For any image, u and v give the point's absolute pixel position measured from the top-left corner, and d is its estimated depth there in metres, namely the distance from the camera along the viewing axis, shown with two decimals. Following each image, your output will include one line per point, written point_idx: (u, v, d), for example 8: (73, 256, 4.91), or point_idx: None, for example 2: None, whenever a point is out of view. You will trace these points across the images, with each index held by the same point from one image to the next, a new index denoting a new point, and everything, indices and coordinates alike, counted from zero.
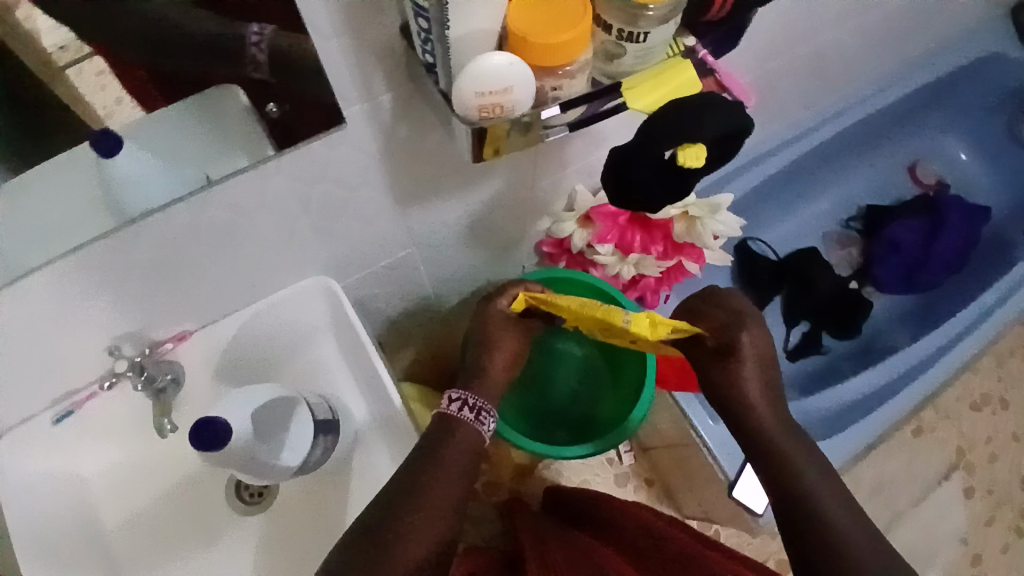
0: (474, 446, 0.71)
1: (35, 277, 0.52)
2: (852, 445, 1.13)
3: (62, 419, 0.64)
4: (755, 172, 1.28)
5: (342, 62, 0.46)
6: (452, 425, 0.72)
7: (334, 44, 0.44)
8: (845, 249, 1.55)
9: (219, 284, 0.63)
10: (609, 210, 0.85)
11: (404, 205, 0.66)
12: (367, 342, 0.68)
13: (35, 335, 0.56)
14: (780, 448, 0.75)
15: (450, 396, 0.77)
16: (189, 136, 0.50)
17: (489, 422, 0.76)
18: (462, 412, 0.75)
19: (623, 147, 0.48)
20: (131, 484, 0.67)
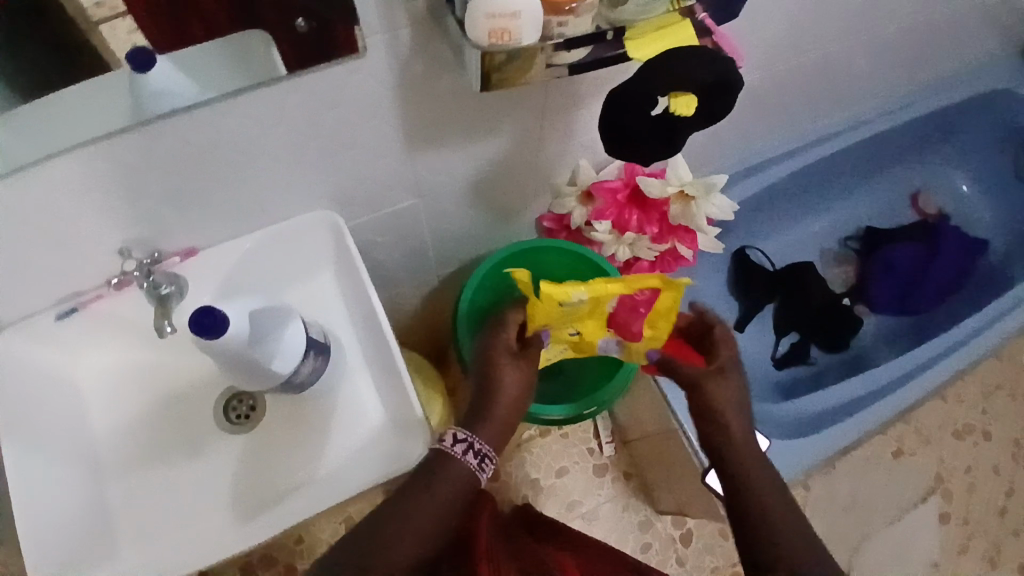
0: (467, 488, 0.67)
1: (60, 160, 0.54)
2: (800, 460, 1.13)
3: (67, 316, 0.67)
4: (759, 178, 1.31)
5: None
6: (448, 464, 0.67)
7: None
8: (842, 268, 1.58)
9: (229, 200, 0.66)
10: (609, 186, 0.89)
11: (415, 149, 0.71)
12: (364, 278, 0.72)
13: (54, 219, 0.59)
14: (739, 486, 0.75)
15: (453, 433, 0.70)
16: (222, 64, 0.54)
17: (489, 470, 0.71)
18: (465, 455, 0.69)
19: (616, 95, 0.51)
20: (124, 388, 0.72)
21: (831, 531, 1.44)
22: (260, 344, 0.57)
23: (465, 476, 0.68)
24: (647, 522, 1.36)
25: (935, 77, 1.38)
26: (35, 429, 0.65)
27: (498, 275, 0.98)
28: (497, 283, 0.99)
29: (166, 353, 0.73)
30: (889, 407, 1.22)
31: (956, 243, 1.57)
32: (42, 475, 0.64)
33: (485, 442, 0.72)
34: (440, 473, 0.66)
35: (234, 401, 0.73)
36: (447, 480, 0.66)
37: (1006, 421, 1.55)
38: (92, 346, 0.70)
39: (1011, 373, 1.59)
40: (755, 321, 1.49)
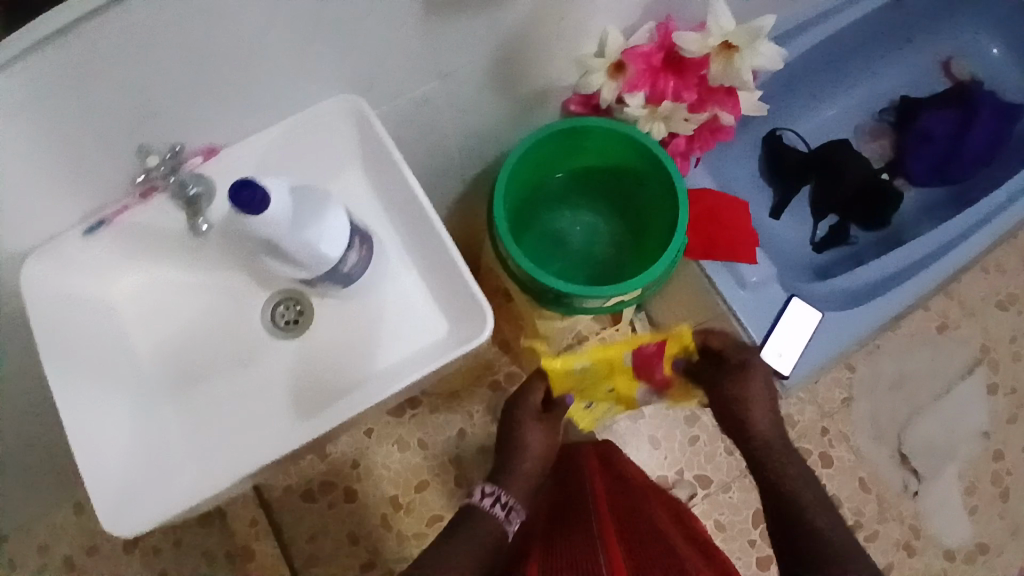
0: (496, 533, 0.82)
1: (54, 45, 0.48)
2: (857, 327, 1.08)
3: (95, 230, 0.63)
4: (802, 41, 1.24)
5: None
6: (478, 514, 0.85)
7: None
8: (877, 141, 1.49)
9: (244, 91, 0.61)
10: (642, 52, 0.83)
11: (433, 18, 0.65)
12: (398, 165, 0.67)
13: (58, 123, 0.54)
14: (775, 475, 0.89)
15: (483, 489, 0.89)
16: None
17: (515, 522, 0.87)
18: (493, 507, 0.87)
19: None
20: (164, 304, 0.70)
21: (879, 412, 1.44)
22: (304, 227, 0.54)
23: (496, 527, 0.83)
24: (694, 417, 1.36)
25: None
26: (82, 351, 0.64)
27: (530, 166, 0.93)
28: (528, 175, 0.94)
29: (201, 266, 0.70)
30: (937, 272, 1.18)
31: (991, 110, 1.47)
32: (94, 394, 0.63)
33: (511, 496, 0.91)
34: (469, 521, 0.82)
35: (281, 307, 0.71)
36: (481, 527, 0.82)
37: None
38: (124, 265, 0.68)
39: None
40: (791, 206, 1.42)
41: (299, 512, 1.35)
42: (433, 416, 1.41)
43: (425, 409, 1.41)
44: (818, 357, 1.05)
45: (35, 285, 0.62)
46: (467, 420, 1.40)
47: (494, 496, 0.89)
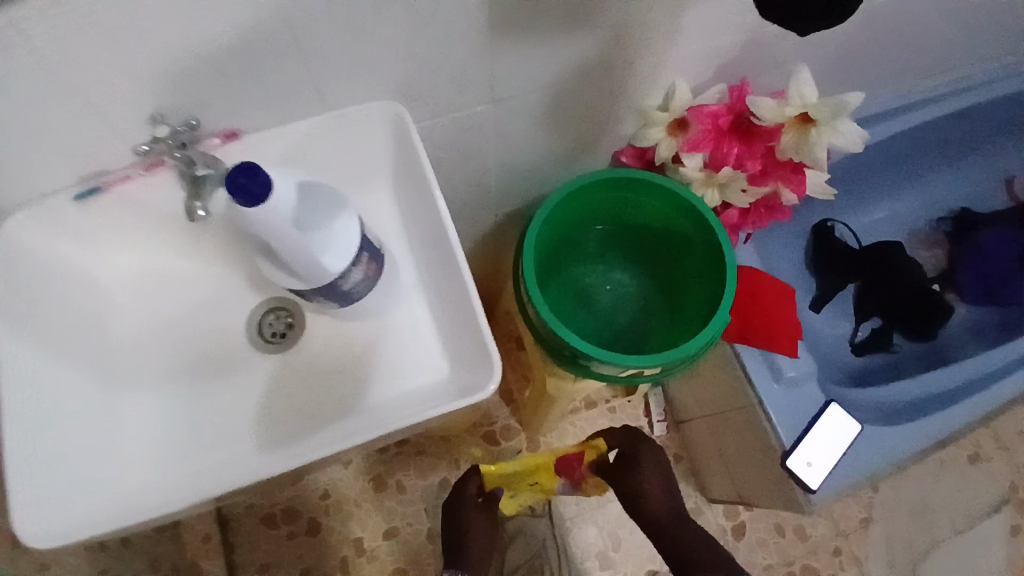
0: None
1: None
2: (891, 451, 0.96)
3: (87, 198, 0.57)
4: (882, 127, 1.20)
5: None
6: None
7: None
8: (931, 251, 1.44)
9: (280, 77, 0.56)
10: (710, 111, 0.76)
11: (495, 33, 0.59)
12: (432, 183, 0.60)
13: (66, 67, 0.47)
14: None
15: None
16: None
17: None
18: None
19: None
20: (151, 292, 0.64)
21: (895, 539, 1.30)
22: (310, 231, 0.47)
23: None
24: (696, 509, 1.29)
25: None
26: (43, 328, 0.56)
27: (571, 213, 0.87)
28: (566, 222, 0.87)
29: (198, 256, 0.64)
30: (997, 396, 1.05)
31: None
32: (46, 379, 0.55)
33: None
34: None
35: (268, 318, 0.63)
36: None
37: None
38: (118, 245, 0.62)
39: None
40: (832, 302, 1.36)
41: (256, 536, 1.24)
42: (417, 458, 1.31)
43: (411, 450, 1.31)
44: (851, 474, 0.93)
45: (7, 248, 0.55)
46: (453, 468, 1.30)
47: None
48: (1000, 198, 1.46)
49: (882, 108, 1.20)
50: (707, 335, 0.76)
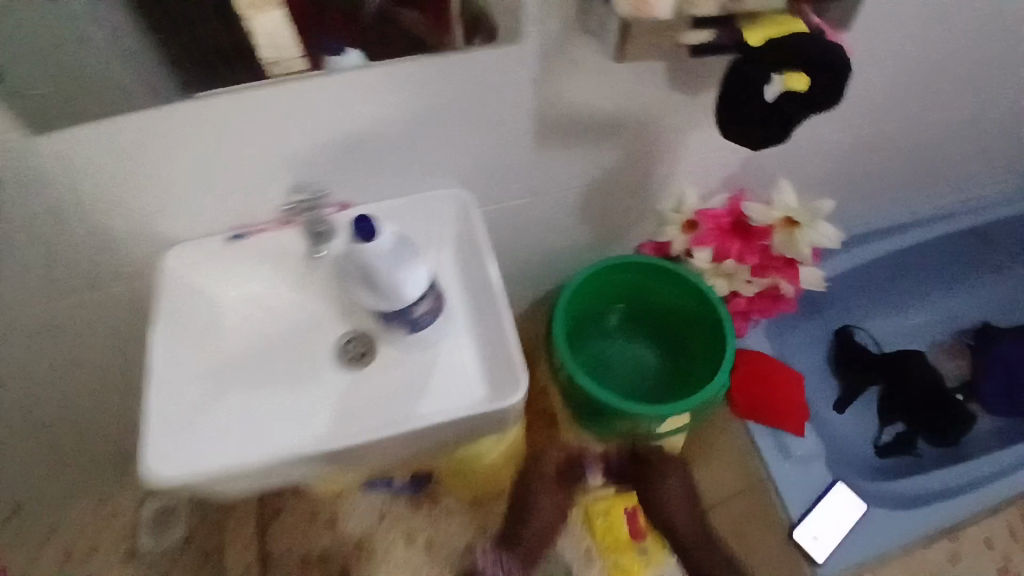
0: None
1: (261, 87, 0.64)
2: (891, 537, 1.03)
3: (234, 240, 0.78)
4: (896, 240, 1.35)
5: None
6: None
7: None
8: (955, 361, 1.50)
9: (386, 166, 0.77)
10: (714, 215, 0.94)
11: (541, 144, 0.79)
12: (485, 244, 0.79)
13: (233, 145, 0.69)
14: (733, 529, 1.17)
15: None
16: (394, 73, 0.66)
17: None
18: None
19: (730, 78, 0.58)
20: (257, 314, 0.81)
21: None
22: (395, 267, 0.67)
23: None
24: None
25: None
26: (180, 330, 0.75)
27: (597, 291, 1.04)
28: (590, 299, 1.04)
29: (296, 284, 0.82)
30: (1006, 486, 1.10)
31: None
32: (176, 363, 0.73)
33: None
34: None
35: (346, 343, 0.81)
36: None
37: None
38: (241, 277, 0.80)
39: None
40: (855, 404, 1.43)
41: None
42: None
43: None
44: (861, 551, 1.02)
45: (174, 273, 0.76)
46: None
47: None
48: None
49: (885, 226, 1.37)
50: (718, 382, 0.90)
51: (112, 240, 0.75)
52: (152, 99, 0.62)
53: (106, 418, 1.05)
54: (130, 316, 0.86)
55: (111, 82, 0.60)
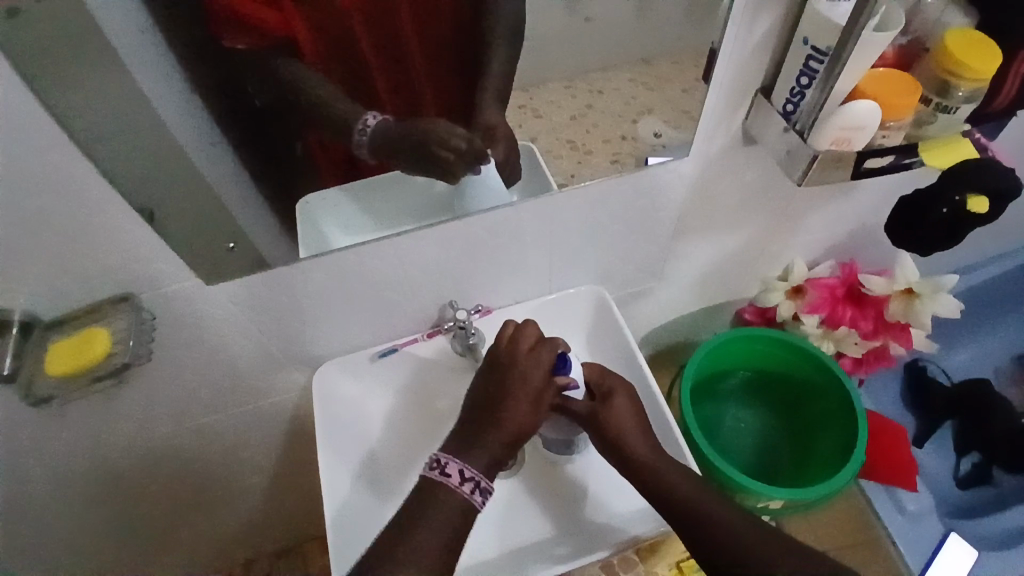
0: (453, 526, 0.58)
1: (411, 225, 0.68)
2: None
3: (386, 355, 0.80)
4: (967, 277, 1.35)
5: (717, 106, 0.63)
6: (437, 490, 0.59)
7: (719, 90, 0.61)
8: (1018, 386, 1.44)
9: (532, 271, 0.79)
10: (824, 283, 0.95)
11: (674, 238, 0.82)
12: (627, 333, 0.81)
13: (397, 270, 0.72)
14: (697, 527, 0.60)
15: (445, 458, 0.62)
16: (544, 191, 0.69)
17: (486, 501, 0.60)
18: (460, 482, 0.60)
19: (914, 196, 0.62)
20: (403, 421, 0.82)
21: None
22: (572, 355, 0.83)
23: (453, 503, 0.59)
24: None
25: None
26: (338, 442, 0.77)
27: (711, 363, 1.01)
28: (709, 368, 1.01)
29: (442, 385, 0.83)
30: None
31: None
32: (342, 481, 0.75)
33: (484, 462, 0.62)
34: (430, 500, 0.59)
35: None
36: (439, 517, 0.58)
37: None
38: (388, 388, 0.82)
39: None
40: (932, 439, 1.38)
41: None
42: None
43: None
44: None
45: (325, 386, 0.79)
46: None
47: (448, 468, 0.61)
48: None
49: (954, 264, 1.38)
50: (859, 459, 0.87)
51: (270, 354, 0.77)
52: (342, 240, 0.67)
53: (215, 513, 1.06)
54: (272, 413, 0.88)
55: (309, 222, 0.64)
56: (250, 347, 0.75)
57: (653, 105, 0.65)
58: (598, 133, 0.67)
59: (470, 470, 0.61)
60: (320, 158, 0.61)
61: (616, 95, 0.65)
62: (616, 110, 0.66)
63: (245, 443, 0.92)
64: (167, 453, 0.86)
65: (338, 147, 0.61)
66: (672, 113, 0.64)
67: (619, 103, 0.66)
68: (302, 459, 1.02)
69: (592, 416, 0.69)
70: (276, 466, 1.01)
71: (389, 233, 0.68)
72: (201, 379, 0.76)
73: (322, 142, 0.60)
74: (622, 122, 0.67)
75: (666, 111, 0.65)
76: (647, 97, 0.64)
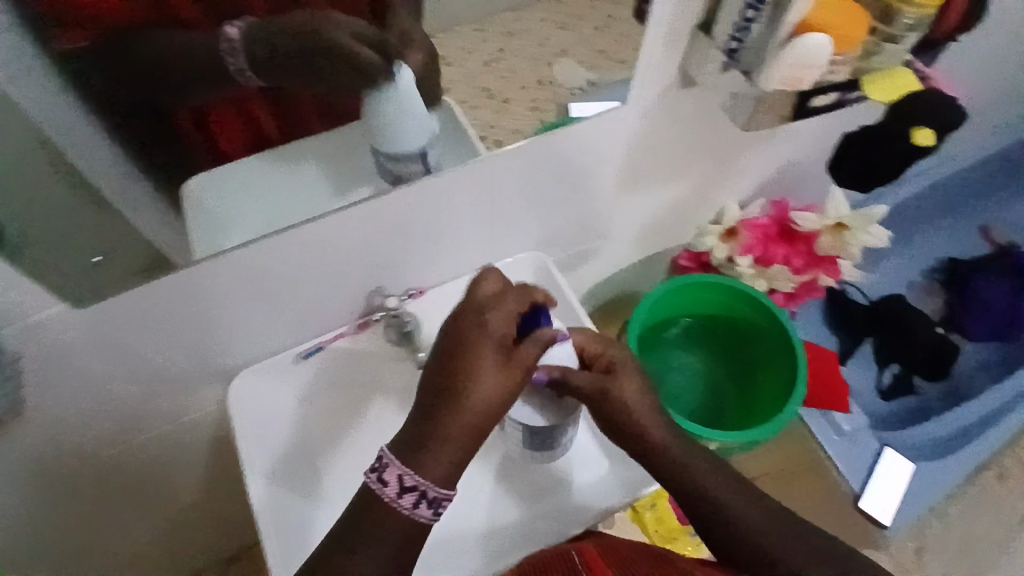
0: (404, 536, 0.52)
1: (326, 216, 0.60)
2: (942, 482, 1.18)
3: (312, 354, 0.73)
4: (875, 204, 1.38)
5: (657, 42, 0.56)
6: (381, 510, 0.52)
7: (657, 29, 0.55)
8: (931, 298, 1.53)
9: (460, 243, 0.72)
10: (757, 223, 0.94)
11: (616, 193, 0.77)
12: (572, 297, 0.76)
13: (306, 261, 0.63)
14: (717, 517, 0.59)
15: (382, 461, 0.53)
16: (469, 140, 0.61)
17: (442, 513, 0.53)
18: (410, 498, 0.52)
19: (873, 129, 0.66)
20: (334, 421, 0.71)
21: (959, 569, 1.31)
22: None
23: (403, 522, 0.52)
24: None
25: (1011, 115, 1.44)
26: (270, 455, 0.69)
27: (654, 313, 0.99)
28: (652, 317, 1.00)
29: (378, 374, 0.73)
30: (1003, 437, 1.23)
31: None
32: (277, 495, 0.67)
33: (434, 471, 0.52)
34: (377, 516, 0.51)
35: None
36: (387, 527, 0.51)
37: None
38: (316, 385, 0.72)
39: None
40: (856, 355, 1.45)
41: None
42: None
43: None
44: (911, 508, 1.14)
45: (247, 393, 0.71)
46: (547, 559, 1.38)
47: (387, 474, 0.52)
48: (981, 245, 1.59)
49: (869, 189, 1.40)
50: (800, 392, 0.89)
51: (169, 370, 0.67)
52: (236, 236, 0.58)
53: (141, 544, 0.95)
54: (186, 432, 0.79)
55: (200, 220, 0.56)
56: (148, 370, 0.66)
57: (568, 46, 0.59)
58: (516, 78, 0.60)
59: (413, 478, 0.51)
60: (234, 123, 0.55)
61: (529, 36, 0.59)
62: (532, 52, 0.60)
63: (161, 468, 0.82)
64: (65, 496, 0.75)
65: (249, 106, 0.54)
66: (588, 53, 0.59)
67: (533, 44, 0.60)
68: (232, 472, 0.92)
69: (598, 393, 0.61)
70: (203, 495, 0.91)
71: (295, 221, 0.59)
72: (89, 413, 0.66)
73: (230, 106, 0.53)
74: (539, 65, 0.61)
75: (580, 52, 0.59)
76: (558, 36, 0.60)
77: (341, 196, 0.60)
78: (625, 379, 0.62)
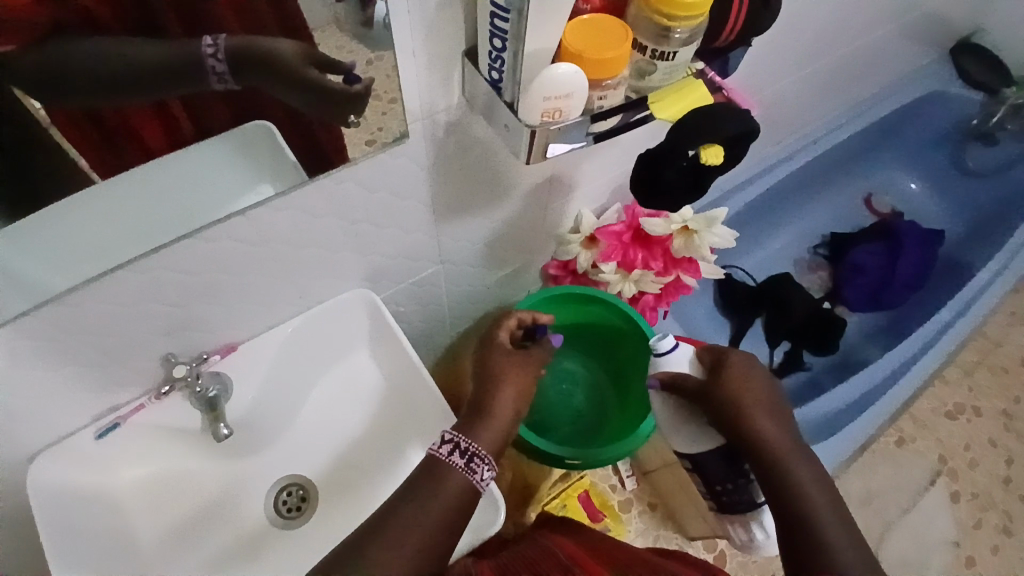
0: (452, 501, 0.60)
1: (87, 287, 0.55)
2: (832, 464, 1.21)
3: (106, 432, 0.67)
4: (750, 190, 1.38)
5: (417, 71, 0.53)
6: (435, 472, 0.61)
7: (413, 59, 0.51)
8: (815, 273, 1.56)
9: (264, 289, 0.67)
10: (613, 230, 0.90)
11: (442, 220, 0.73)
12: (399, 333, 0.75)
13: (78, 335, 0.58)
14: (797, 520, 0.62)
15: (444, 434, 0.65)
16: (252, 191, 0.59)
17: (483, 472, 0.63)
18: (452, 457, 0.63)
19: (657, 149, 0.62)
20: (165, 494, 0.70)
21: None
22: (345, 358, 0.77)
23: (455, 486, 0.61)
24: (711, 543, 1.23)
25: (879, 87, 1.45)
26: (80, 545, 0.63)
27: None
28: None
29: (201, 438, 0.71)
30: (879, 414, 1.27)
31: None
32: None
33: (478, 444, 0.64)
34: (430, 479, 0.61)
35: (282, 495, 0.74)
36: (441, 490, 0.60)
37: (1006, 399, 1.50)
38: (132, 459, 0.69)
39: (1003, 351, 1.55)
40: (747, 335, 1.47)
41: None
42: None
43: None
44: None
45: (39, 484, 0.64)
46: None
47: (451, 445, 0.63)
48: (862, 215, 1.61)
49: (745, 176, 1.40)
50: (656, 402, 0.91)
51: None
52: None
53: None
54: None
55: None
56: None
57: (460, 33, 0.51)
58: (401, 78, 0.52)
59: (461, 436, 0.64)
60: (154, 127, 0.53)
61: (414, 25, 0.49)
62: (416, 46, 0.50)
63: None
64: None
65: (172, 112, 0.53)
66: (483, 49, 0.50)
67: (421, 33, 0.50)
68: None
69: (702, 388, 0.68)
70: None
71: (66, 284, 0.54)
72: None
73: (152, 112, 0.52)
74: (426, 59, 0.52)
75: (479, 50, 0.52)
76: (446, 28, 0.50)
77: (112, 266, 0.56)
78: (733, 366, 0.69)
